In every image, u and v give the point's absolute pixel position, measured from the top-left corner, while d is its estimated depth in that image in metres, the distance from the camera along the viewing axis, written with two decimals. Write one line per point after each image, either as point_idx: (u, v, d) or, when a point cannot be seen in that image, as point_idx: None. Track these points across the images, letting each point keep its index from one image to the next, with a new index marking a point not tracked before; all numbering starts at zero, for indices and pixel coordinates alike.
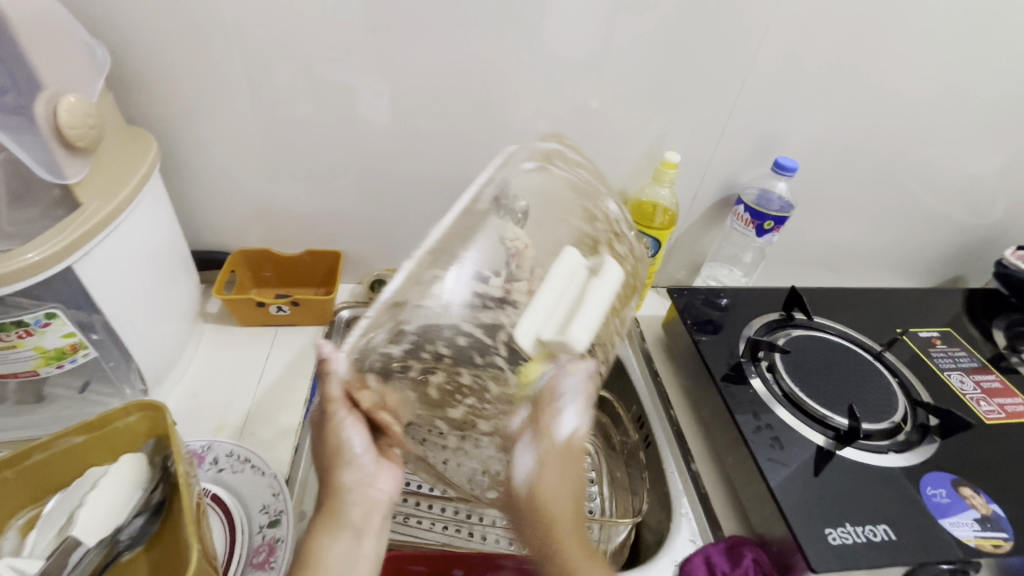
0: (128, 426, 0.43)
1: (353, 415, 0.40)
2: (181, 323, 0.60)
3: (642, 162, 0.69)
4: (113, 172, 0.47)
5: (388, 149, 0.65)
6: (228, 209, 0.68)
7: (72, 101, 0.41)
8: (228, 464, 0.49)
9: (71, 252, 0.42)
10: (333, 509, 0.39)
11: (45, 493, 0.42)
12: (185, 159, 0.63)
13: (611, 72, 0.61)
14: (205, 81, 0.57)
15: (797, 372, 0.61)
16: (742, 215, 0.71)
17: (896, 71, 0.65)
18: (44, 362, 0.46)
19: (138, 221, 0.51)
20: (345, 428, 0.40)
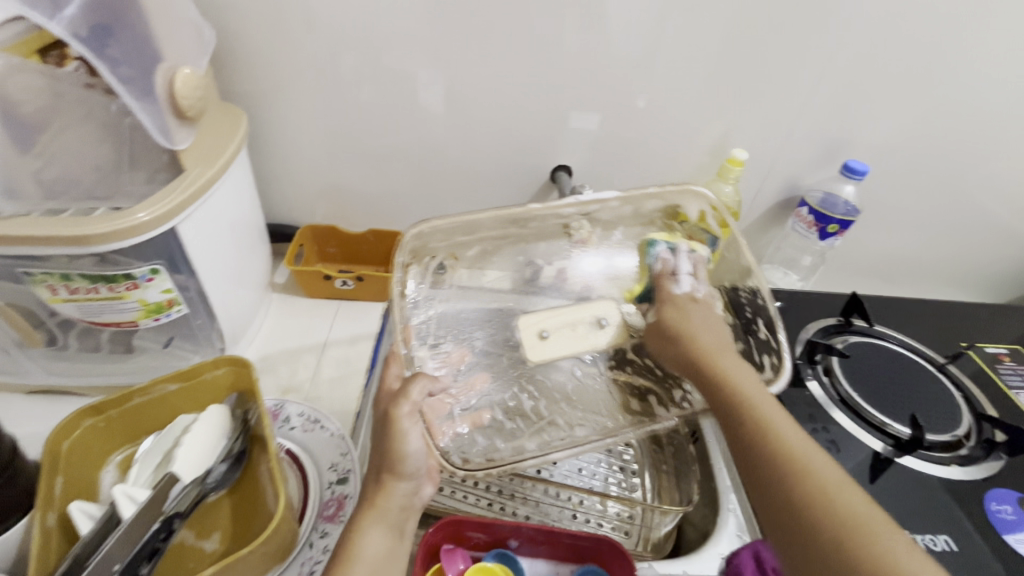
0: (214, 378, 0.46)
1: (409, 415, 0.42)
2: (256, 289, 0.64)
3: (706, 159, 0.69)
4: (211, 143, 0.51)
5: (455, 133, 0.67)
6: (301, 186, 0.71)
7: (186, 73, 0.45)
8: (298, 423, 0.51)
9: (175, 214, 0.46)
10: (377, 503, 0.41)
11: (141, 434, 0.45)
12: (264, 137, 0.66)
13: (680, 68, 0.61)
14: (289, 63, 0.60)
15: (854, 378, 0.60)
16: (806, 217, 0.71)
17: (978, 78, 0.62)
18: (144, 315, 0.49)
19: (228, 190, 0.54)
20: (405, 431, 0.41)
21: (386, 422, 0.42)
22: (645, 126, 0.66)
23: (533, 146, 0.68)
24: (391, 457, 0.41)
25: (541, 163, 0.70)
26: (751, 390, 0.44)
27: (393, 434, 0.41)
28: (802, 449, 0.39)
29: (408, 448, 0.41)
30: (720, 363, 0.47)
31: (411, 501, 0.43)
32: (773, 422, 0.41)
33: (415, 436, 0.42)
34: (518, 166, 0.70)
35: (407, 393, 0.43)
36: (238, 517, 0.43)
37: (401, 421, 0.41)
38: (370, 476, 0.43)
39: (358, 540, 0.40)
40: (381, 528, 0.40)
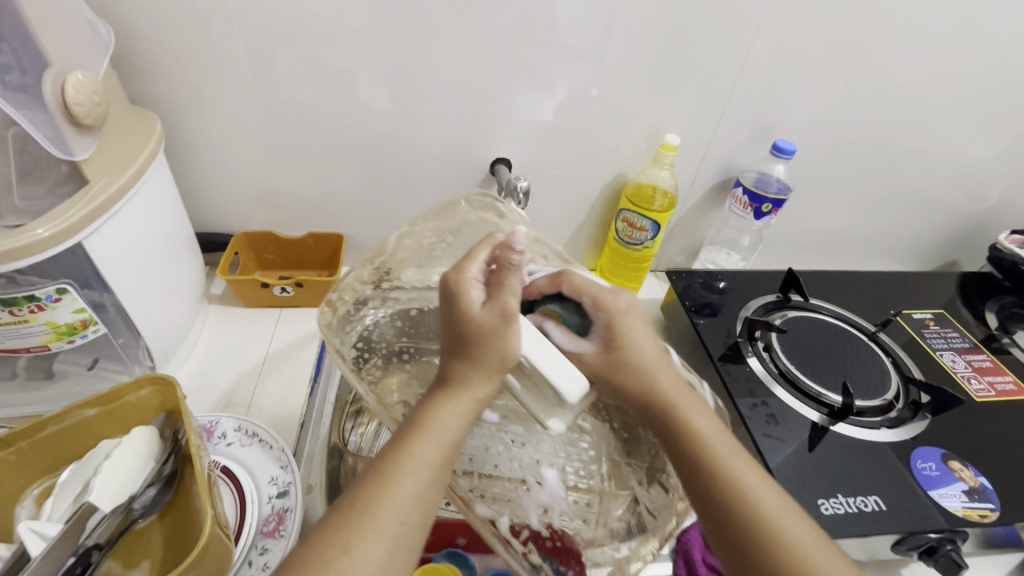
0: (139, 400, 0.44)
1: (498, 306, 0.39)
2: (187, 303, 0.61)
3: (642, 145, 0.69)
4: (119, 153, 0.48)
5: (389, 130, 0.65)
6: (232, 194, 0.69)
7: (80, 78, 0.42)
8: (236, 438, 0.50)
9: (80, 229, 0.43)
10: (460, 385, 0.39)
11: (59, 464, 0.43)
12: (187, 142, 0.63)
13: (610, 58, 0.61)
14: (207, 63, 0.57)
15: (792, 352, 0.62)
16: (740, 198, 0.72)
17: (893, 56, 0.65)
18: (55, 338, 0.46)
19: (145, 199, 0.51)
20: (469, 288, 0.40)
21: (453, 297, 0.40)
22: (581, 116, 0.66)
23: (470, 141, 0.67)
24: (504, 345, 0.38)
25: (479, 157, 0.69)
26: (650, 355, 0.43)
27: (470, 312, 0.39)
28: (712, 438, 0.40)
29: (483, 323, 0.39)
30: (660, 383, 0.42)
31: (488, 384, 0.39)
32: (692, 421, 0.41)
33: (491, 317, 0.39)
34: (456, 160, 0.69)
35: (505, 280, 0.40)
36: (169, 542, 0.41)
37: (467, 287, 0.40)
38: (455, 351, 0.39)
39: (434, 415, 0.37)
40: (460, 410, 0.38)
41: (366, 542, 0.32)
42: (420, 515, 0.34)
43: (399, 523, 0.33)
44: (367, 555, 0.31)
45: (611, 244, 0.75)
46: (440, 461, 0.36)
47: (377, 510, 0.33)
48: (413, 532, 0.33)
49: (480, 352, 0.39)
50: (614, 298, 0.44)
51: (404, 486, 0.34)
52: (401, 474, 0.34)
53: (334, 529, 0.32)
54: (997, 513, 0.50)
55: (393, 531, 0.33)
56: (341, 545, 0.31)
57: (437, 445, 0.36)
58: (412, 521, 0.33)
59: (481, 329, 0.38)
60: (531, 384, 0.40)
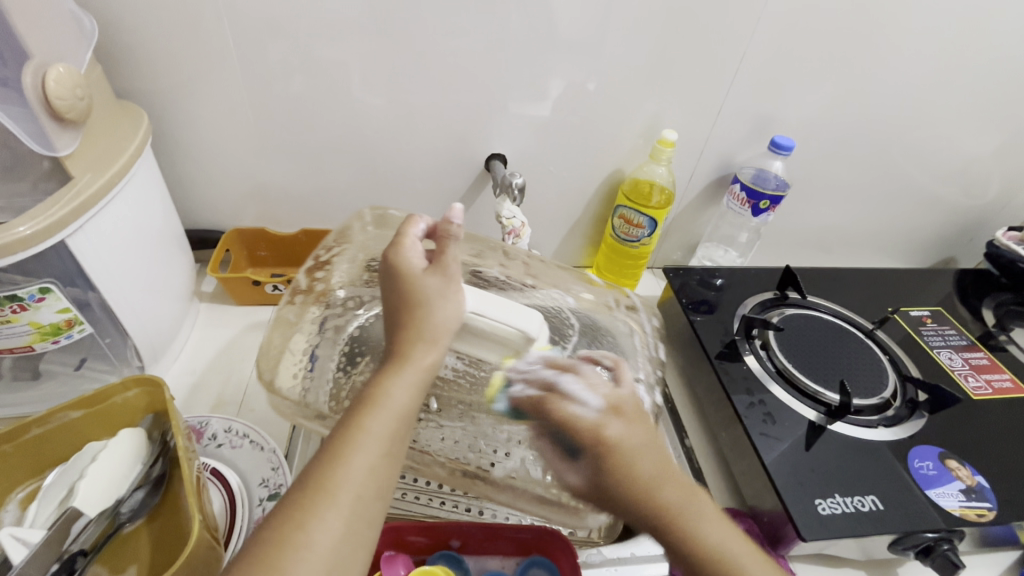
0: (126, 401, 0.43)
1: (440, 270, 0.40)
2: (177, 301, 0.60)
3: (639, 141, 0.69)
4: (104, 149, 0.47)
5: (383, 125, 0.64)
6: (223, 190, 0.67)
7: (61, 71, 0.40)
8: (226, 439, 0.49)
9: (63, 227, 0.42)
10: (411, 354, 0.37)
11: (45, 467, 0.42)
12: (176, 138, 0.62)
13: (608, 52, 0.60)
14: (196, 57, 0.56)
15: (790, 350, 0.62)
16: (739, 194, 0.72)
17: (894, 51, 0.64)
18: (40, 338, 0.45)
19: (132, 196, 0.50)
20: (408, 250, 0.41)
21: (393, 268, 0.40)
22: (578, 111, 0.65)
23: (465, 136, 0.66)
24: (448, 305, 0.39)
25: (475, 152, 0.68)
26: (645, 471, 0.36)
27: (412, 282, 0.39)
28: (728, 552, 0.35)
29: (427, 288, 0.39)
30: (644, 477, 0.36)
31: (436, 351, 0.38)
32: (672, 506, 0.36)
33: (435, 281, 0.40)
34: (451, 156, 0.68)
35: (446, 248, 0.41)
36: (157, 547, 0.40)
37: (404, 258, 0.41)
38: (399, 321, 0.38)
39: (386, 386, 0.35)
40: (410, 379, 0.36)
41: (321, 522, 0.30)
42: (378, 488, 0.33)
43: (353, 497, 0.31)
44: (322, 535, 0.30)
45: (607, 240, 0.75)
46: (393, 432, 0.34)
47: (329, 484, 0.31)
48: (370, 506, 0.32)
49: (419, 318, 0.38)
50: (598, 431, 0.37)
51: (356, 460, 0.32)
52: (353, 448, 0.33)
53: (289, 511, 0.31)
54: (994, 512, 0.50)
55: (347, 505, 0.31)
56: (293, 524, 0.30)
57: (391, 417, 0.34)
58: (368, 495, 0.32)
59: (415, 291, 0.39)
60: (481, 338, 0.44)
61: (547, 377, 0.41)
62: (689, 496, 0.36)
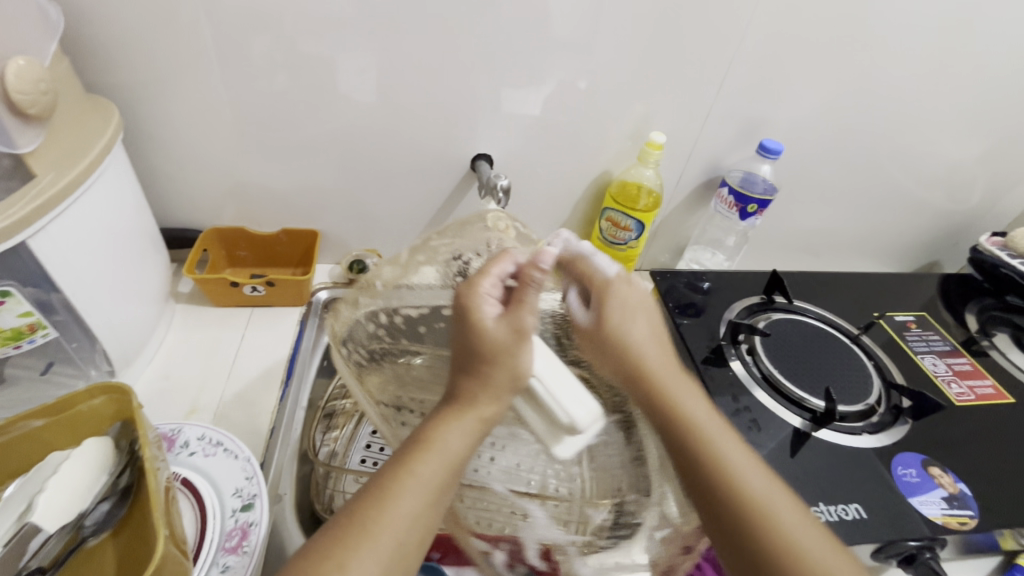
0: (92, 409, 0.41)
1: (513, 321, 0.38)
2: (151, 303, 0.58)
3: (627, 143, 0.68)
4: (69, 146, 0.45)
5: (365, 123, 0.63)
6: (201, 188, 0.66)
7: (21, 64, 0.38)
8: (200, 447, 0.47)
9: (24, 227, 0.40)
10: (468, 405, 0.37)
11: (5, 477, 0.40)
12: (151, 134, 0.60)
13: (597, 52, 0.60)
14: (170, 50, 0.54)
15: (775, 355, 0.62)
16: (726, 198, 0.71)
17: (883, 56, 0.64)
18: (0, 343, 0.44)
19: (100, 195, 0.48)
20: (484, 292, 0.40)
21: (466, 311, 0.39)
22: (565, 111, 0.64)
23: (451, 136, 0.65)
24: (516, 362, 0.37)
25: (460, 152, 0.67)
26: (654, 359, 0.43)
27: (485, 329, 0.38)
28: (740, 469, 0.38)
29: (496, 336, 0.38)
30: (676, 400, 0.41)
31: (495, 405, 0.37)
32: (702, 428, 0.40)
33: (504, 330, 0.38)
34: (437, 156, 0.67)
35: (525, 297, 0.39)
36: (121, 561, 0.39)
37: (481, 303, 0.39)
38: (466, 369, 0.38)
39: (439, 433, 0.36)
40: (466, 430, 0.36)
41: (360, 561, 0.30)
42: (418, 538, 0.33)
43: (395, 544, 0.32)
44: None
45: (595, 243, 0.74)
46: (441, 482, 0.35)
47: (378, 530, 0.32)
48: (407, 557, 0.32)
49: (489, 368, 0.37)
50: (607, 283, 0.46)
51: (403, 505, 0.33)
52: (403, 493, 0.33)
53: (331, 542, 0.31)
54: (976, 519, 0.50)
55: (388, 551, 0.31)
56: (333, 562, 0.30)
57: (441, 468, 0.35)
58: (407, 546, 0.32)
59: (481, 336, 0.38)
60: (537, 407, 0.38)
61: (580, 250, 0.47)
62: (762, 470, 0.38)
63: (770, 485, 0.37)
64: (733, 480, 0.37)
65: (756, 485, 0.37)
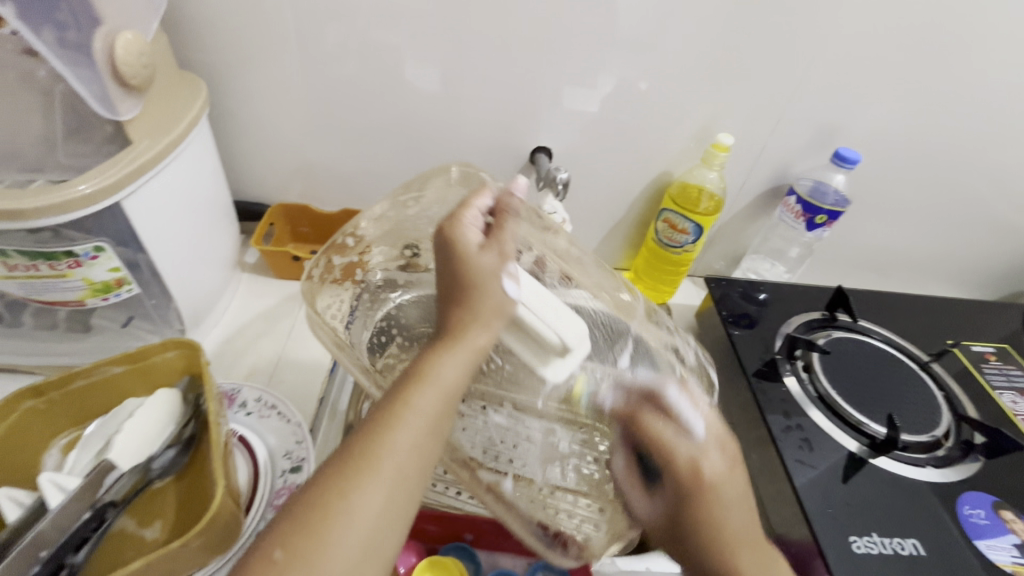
0: (166, 361, 0.45)
1: (495, 248, 0.40)
2: (220, 270, 0.61)
3: (691, 143, 0.66)
4: (162, 116, 0.48)
5: (430, 110, 0.64)
6: (273, 165, 0.69)
7: (129, 38, 0.41)
8: (255, 408, 0.50)
9: (120, 189, 0.43)
10: (461, 336, 0.37)
11: (86, 418, 0.44)
12: (231, 111, 0.64)
13: (667, 50, 0.58)
14: (255, 33, 0.57)
15: (834, 374, 0.58)
16: (793, 207, 0.68)
17: (983, 66, 0.59)
18: (92, 294, 0.47)
19: (185, 164, 0.51)
20: (466, 224, 0.41)
21: (447, 244, 0.40)
22: (628, 109, 0.63)
23: (512, 128, 0.65)
24: (497, 292, 0.38)
25: (520, 144, 0.67)
26: (734, 499, 0.38)
27: (468, 256, 0.39)
28: None
29: (484, 266, 0.39)
30: (737, 557, 0.37)
31: (488, 333, 0.38)
32: (727, 526, 0.38)
33: (490, 259, 0.39)
34: (497, 146, 0.67)
35: (504, 225, 0.42)
36: (183, 505, 0.41)
37: (463, 231, 0.40)
38: (452, 300, 0.38)
39: (435, 363, 0.36)
40: (457, 358, 0.36)
41: (361, 491, 0.31)
42: (418, 464, 0.34)
43: (394, 472, 0.32)
44: (362, 504, 0.31)
45: (649, 243, 0.72)
46: (438, 412, 0.35)
47: (376, 459, 0.32)
48: (410, 483, 0.33)
49: (472, 297, 0.38)
50: (695, 472, 0.39)
51: (401, 436, 0.33)
52: (398, 424, 0.34)
53: (333, 474, 0.32)
54: None
55: (389, 480, 0.32)
56: (336, 492, 0.31)
57: (438, 396, 0.35)
58: (409, 472, 0.33)
59: (461, 266, 0.39)
60: (519, 336, 0.40)
61: (646, 393, 0.43)
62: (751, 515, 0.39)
63: None
64: None
65: None
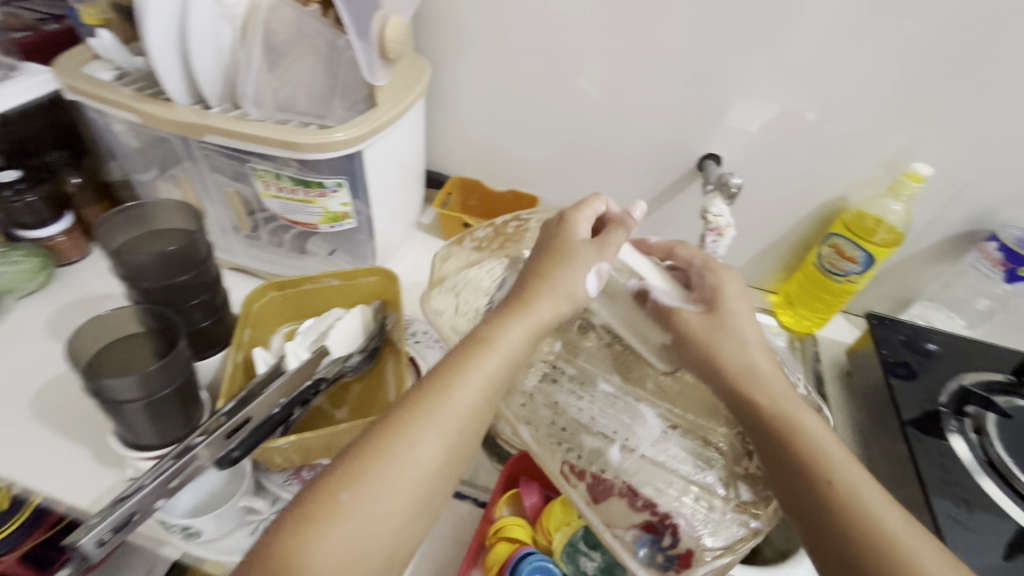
0: (366, 284, 0.55)
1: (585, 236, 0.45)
2: (406, 223, 0.72)
3: (877, 172, 0.62)
4: (399, 85, 0.58)
5: (607, 104, 0.67)
6: (459, 143, 0.78)
7: (396, 20, 0.51)
8: (422, 338, 0.59)
9: (363, 139, 0.53)
10: (531, 309, 0.41)
11: (303, 315, 0.55)
12: (437, 92, 0.74)
13: (870, 72, 0.56)
14: (474, 26, 0.66)
15: (1013, 443, 0.52)
16: (992, 254, 0.62)
17: None
18: (324, 221, 0.59)
19: (405, 129, 0.61)
20: (565, 210, 0.47)
21: (552, 227, 0.46)
22: (813, 129, 0.61)
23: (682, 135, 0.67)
24: (569, 278, 0.43)
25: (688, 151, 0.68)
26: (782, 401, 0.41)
27: (566, 240, 0.45)
28: (864, 493, 0.35)
29: (576, 248, 0.44)
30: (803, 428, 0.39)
31: (556, 310, 0.42)
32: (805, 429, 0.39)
33: (585, 242, 0.45)
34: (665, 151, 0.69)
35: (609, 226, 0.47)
36: (363, 399, 0.51)
37: (577, 221, 0.46)
38: (529, 279, 0.43)
39: (502, 331, 0.40)
40: (524, 327, 0.40)
41: (421, 436, 0.35)
42: (472, 420, 0.37)
43: (453, 424, 0.36)
44: (422, 449, 0.34)
45: (808, 267, 0.70)
46: (499, 374, 0.39)
47: (436, 411, 0.36)
48: (464, 436, 0.36)
49: (546, 278, 0.43)
50: None
51: (464, 390, 0.37)
52: (462, 381, 0.37)
53: (396, 419, 0.36)
54: None
55: (446, 429, 0.35)
56: (398, 435, 0.34)
57: (502, 360, 0.39)
58: (463, 426, 0.36)
59: (553, 250, 0.44)
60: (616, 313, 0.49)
61: None
62: (855, 468, 0.37)
63: (876, 500, 0.35)
64: (850, 502, 0.35)
65: (866, 502, 0.35)
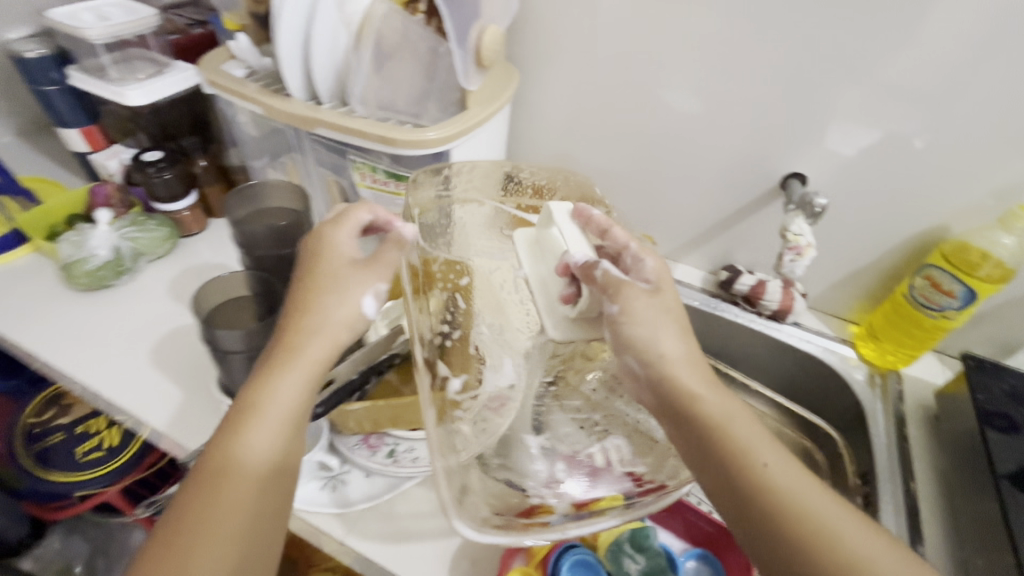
0: None
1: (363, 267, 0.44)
2: None
3: (986, 202, 0.58)
4: (489, 90, 0.61)
5: (690, 115, 0.67)
6: (537, 149, 0.81)
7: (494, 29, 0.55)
8: None
9: (452, 139, 0.57)
10: (299, 353, 0.40)
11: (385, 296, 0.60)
12: (521, 99, 0.77)
13: (984, 96, 0.52)
14: (564, 38, 0.68)
15: None
16: None
17: None
18: None
19: (491, 131, 0.65)
20: (332, 235, 0.45)
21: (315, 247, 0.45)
22: (912, 152, 0.58)
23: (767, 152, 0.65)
24: (343, 312, 0.42)
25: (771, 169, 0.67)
26: (719, 407, 0.38)
27: (318, 268, 0.44)
28: (790, 486, 0.35)
29: (340, 270, 0.43)
30: (734, 428, 0.37)
31: (328, 349, 0.41)
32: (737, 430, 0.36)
33: (348, 255, 0.45)
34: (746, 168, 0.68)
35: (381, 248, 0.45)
36: None
37: (335, 236, 0.45)
38: (288, 322, 0.42)
39: (269, 388, 0.39)
40: (296, 375, 0.40)
41: (212, 514, 0.35)
42: (266, 474, 0.37)
43: (244, 493, 0.36)
44: (219, 524, 0.35)
45: (896, 297, 0.65)
46: (282, 424, 0.39)
47: (221, 494, 0.36)
48: (268, 494, 0.37)
49: (307, 322, 0.41)
50: None
51: (245, 458, 0.37)
52: (238, 446, 0.37)
53: (187, 507, 0.36)
54: None
55: (240, 498, 0.36)
56: (190, 521, 0.35)
57: (276, 413, 0.38)
58: (258, 487, 0.37)
59: (319, 286, 0.43)
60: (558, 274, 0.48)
61: None
62: (775, 445, 0.37)
63: (809, 488, 0.35)
64: (783, 496, 0.35)
65: (800, 492, 0.35)
